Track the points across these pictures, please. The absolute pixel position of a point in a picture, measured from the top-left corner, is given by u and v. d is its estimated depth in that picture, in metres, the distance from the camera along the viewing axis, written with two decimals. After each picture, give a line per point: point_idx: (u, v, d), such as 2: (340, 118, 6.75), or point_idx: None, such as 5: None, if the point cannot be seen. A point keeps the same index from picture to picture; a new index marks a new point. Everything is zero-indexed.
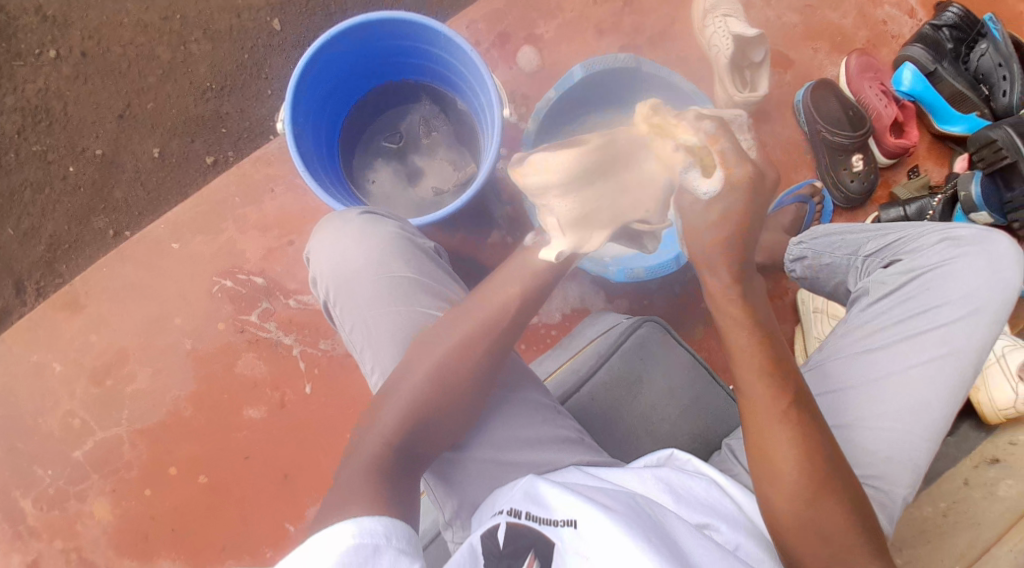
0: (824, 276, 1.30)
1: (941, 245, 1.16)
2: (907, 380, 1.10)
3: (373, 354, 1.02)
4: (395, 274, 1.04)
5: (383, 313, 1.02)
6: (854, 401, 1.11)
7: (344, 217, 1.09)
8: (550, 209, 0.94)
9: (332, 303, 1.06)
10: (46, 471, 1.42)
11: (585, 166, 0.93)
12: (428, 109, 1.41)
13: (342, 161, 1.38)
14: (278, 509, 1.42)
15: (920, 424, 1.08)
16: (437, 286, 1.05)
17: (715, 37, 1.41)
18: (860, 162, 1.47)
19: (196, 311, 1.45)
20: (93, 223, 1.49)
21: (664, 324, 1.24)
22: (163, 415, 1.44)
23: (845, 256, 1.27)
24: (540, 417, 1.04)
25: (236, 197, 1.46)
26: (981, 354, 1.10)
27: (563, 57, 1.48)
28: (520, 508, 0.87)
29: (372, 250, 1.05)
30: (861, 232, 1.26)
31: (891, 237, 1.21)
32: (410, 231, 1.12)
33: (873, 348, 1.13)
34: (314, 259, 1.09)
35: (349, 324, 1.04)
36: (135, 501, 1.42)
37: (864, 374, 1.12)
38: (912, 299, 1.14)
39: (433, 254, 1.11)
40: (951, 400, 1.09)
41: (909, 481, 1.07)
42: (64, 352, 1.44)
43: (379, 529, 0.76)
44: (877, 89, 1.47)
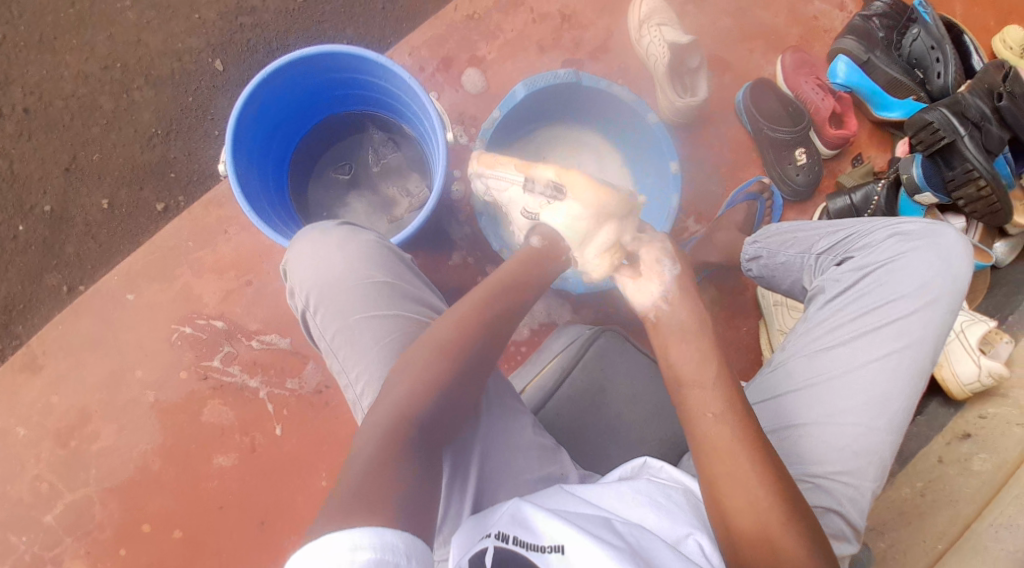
0: (779, 274, 1.32)
1: (892, 239, 1.19)
2: (868, 374, 1.12)
3: (358, 364, 0.99)
4: (376, 286, 1.02)
5: (371, 319, 1.00)
6: (818, 399, 1.13)
7: (323, 228, 1.07)
8: (579, 220, 1.13)
9: (311, 311, 1.03)
10: (18, 538, 1.38)
11: (615, 209, 1.14)
12: (377, 137, 1.42)
13: (293, 196, 1.38)
14: (258, 557, 1.40)
15: (883, 417, 1.10)
16: (419, 294, 1.06)
17: (652, 46, 1.44)
18: (804, 156, 1.50)
19: (157, 361, 1.43)
20: (46, 281, 1.46)
21: (622, 333, 1.25)
22: (132, 471, 1.41)
23: (798, 255, 1.29)
24: (524, 425, 1.08)
25: (190, 242, 1.45)
26: (935, 345, 1.14)
27: (507, 75, 1.50)
28: (508, 533, 0.88)
29: (351, 260, 1.04)
30: (811, 229, 1.28)
31: (842, 234, 1.24)
32: (389, 243, 1.11)
33: (832, 345, 1.15)
34: (291, 269, 1.05)
35: (328, 334, 1.02)
36: (111, 562, 1.38)
37: (826, 372, 1.14)
38: (867, 293, 1.17)
39: (411, 267, 1.10)
40: (910, 391, 1.11)
41: (875, 473, 1.09)
42: (27, 416, 1.41)
43: (400, 546, 0.75)
44: (813, 84, 1.50)
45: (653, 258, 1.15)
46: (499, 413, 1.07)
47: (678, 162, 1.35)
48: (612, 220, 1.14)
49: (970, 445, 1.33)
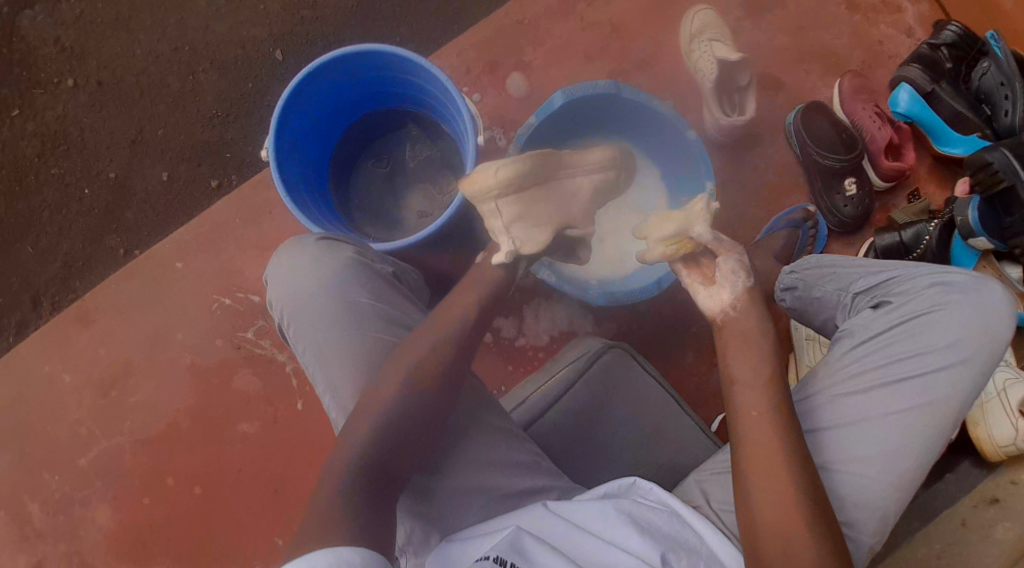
0: (813, 308, 1.28)
1: (933, 287, 1.12)
2: (882, 425, 1.06)
3: (327, 380, 1.03)
4: (347, 304, 1.04)
5: (342, 338, 1.03)
6: (828, 444, 1.08)
7: (301, 243, 1.09)
8: (491, 214, 1.09)
9: (286, 325, 1.06)
10: (53, 476, 1.50)
11: (503, 184, 1.07)
12: (413, 134, 1.47)
13: (333, 184, 1.43)
14: (270, 522, 1.47)
15: (893, 473, 1.05)
16: (394, 313, 1.07)
17: (700, 60, 1.42)
18: (854, 187, 1.43)
19: (196, 327, 1.52)
20: (105, 243, 1.57)
21: (630, 349, 1.23)
22: (163, 426, 1.50)
23: (835, 291, 1.24)
24: (506, 441, 1.08)
25: (237, 219, 1.53)
26: (959, 406, 1.07)
27: (551, 81, 1.51)
28: (506, 559, 0.91)
29: (324, 278, 1.06)
30: (853, 266, 1.23)
31: (884, 276, 1.18)
32: (369, 255, 1.13)
33: (850, 390, 1.10)
34: (270, 282, 1.08)
35: (301, 347, 1.05)
36: (135, 508, 1.49)
37: (841, 417, 1.09)
38: (896, 340, 1.11)
39: (390, 279, 1.12)
40: (926, 449, 1.06)
41: (870, 528, 1.05)
42: (74, 364, 1.52)
43: (356, 560, 0.80)
44: (872, 111, 1.44)
45: (729, 267, 1.07)
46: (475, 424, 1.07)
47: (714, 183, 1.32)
48: (511, 203, 1.08)
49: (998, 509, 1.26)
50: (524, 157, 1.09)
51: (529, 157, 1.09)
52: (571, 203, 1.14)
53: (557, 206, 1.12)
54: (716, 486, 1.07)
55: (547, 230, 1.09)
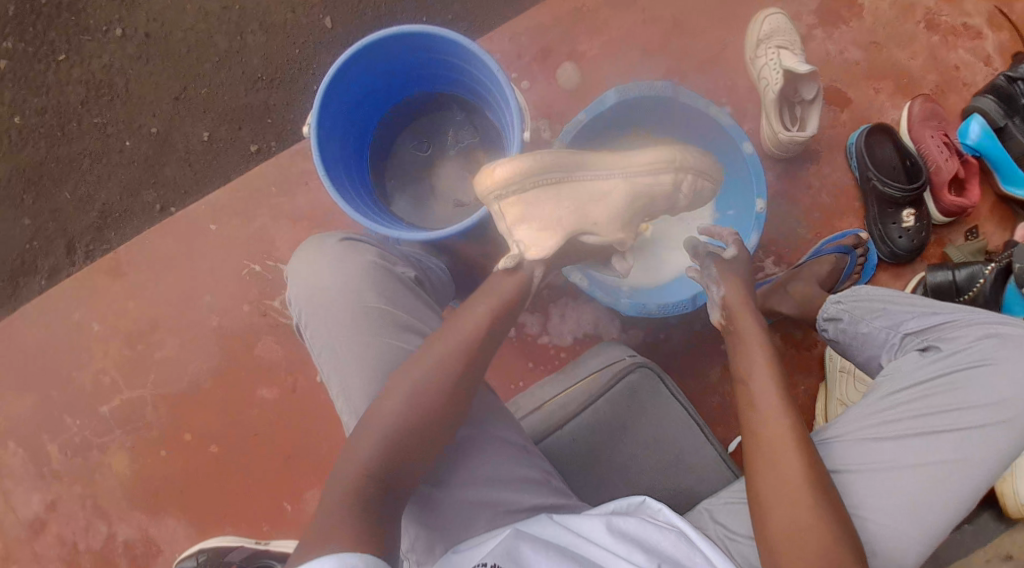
0: (855, 343, 1.22)
1: (987, 339, 1.08)
2: (914, 476, 1.02)
3: (340, 381, 1.05)
4: (365, 305, 1.07)
5: (360, 341, 1.05)
6: (857, 487, 1.04)
7: (324, 243, 1.13)
8: (500, 214, 1.10)
9: (304, 325, 1.09)
10: (74, 421, 1.53)
11: (507, 188, 1.07)
12: (458, 119, 1.43)
13: (371, 163, 1.41)
14: (281, 487, 1.50)
15: (920, 526, 1.01)
16: (411, 319, 1.09)
17: (766, 69, 1.34)
18: (912, 218, 1.37)
19: (223, 289, 1.52)
20: (143, 197, 1.58)
21: (657, 370, 1.20)
22: (184, 384, 1.52)
23: (882, 328, 1.18)
24: (517, 457, 1.08)
25: (273, 187, 1.53)
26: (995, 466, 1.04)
27: (605, 75, 1.45)
28: (501, 567, 0.92)
29: (343, 279, 1.08)
30: (906, 305, 1.17)
31: (938, 319, 1.13)
32: (390, 259, 1.16)
33: (886, 435, 1.06)
34: (292, 279, 1.11)
35: (316, 347, 1.07)
36: (151, 460, 1.52)
37: (875, 462, 1.04)
38: (941, 389, 1.07)
39: (410, 284, 1.15)
40: (957, 506, 1.02)
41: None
42: (102, 314, 1.54)
43: (360, 565, 0.80)
44: (940, 140, 1.37)
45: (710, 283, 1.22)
46: (480, 436, 1.08)
47: (765, 202, 1.28)
48: (514, 205, 1.08)
49: None
50: (527, 157, 1.06)
51: (533, 158, 1.06)
52: (593, 204, 1.10)
53: (574, 208, 1.09)
54: (732, 515, 1.06)
55: (554, 234, 1.08)
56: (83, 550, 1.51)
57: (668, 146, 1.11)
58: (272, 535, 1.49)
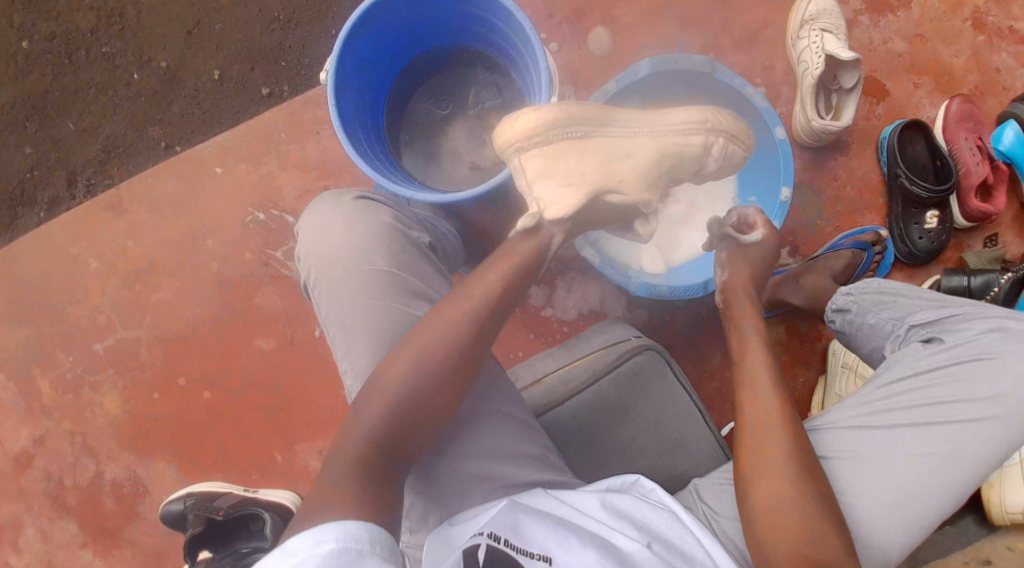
0: (861, 335, 1.21)
1: (991, 334, 1.05)
2: (904, 464, 1.00)
3: (345, 343, 1.03)
4: (374, 268, 1.04)
5: (369, 304, 1.03)
6: (845, 472, 1.02)
7: (337, 199, 1.11)
8: (520, 168, 1.07)
9: (312, 283, 1.07)
10: (66, 357, 1.51)
11: (530, 139, 1.04)
12: (482, 79, 1.39)
13: (388, 115, 1.37)
14: (272, 437, 1.49)
15: (908, 515, 0.99)
16: (421, 285, 1.06)
17: (807, 52, 1.33)
18: (934, 220, 1.36)
19: (227, 235, 1.49)
20: (147, 133, 1.55)
21: (665, 354, 1.19)
22: (181, 327, 1.50)
23: (889, 320, 1.17)
24: (517, 431, 1.07)
25: (284, 133, 1.49)
26: (988, 461, 1.01)
27: (638, 44, 1.41)
28: (500, 535, 0.93)
29: (354, 239, 1.06)
30: (915, 297, 1.16)
31: (944, 312, 1.11)
32: (405, 222, 1.13)
33: (880, 422, 1.04)
34: (303, 236, 1.10)
35: (323, 307, 1.05)
36: (143, 402, 1.51)
37: (866, 448, 1.02)
38: (939, 381, 1.04)
39: (423, 249, 1.12)
40: (947, 498, 0.99)
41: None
42: (101, 251, 1.51)
43: (364, 535, 0.77)
44: (973, 143, 1.36)
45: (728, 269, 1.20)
46: (483, 409, 1.06)
47: (790, 191, 1.27)
48: (537, 158, 1.05)
49: None
50: (553, 106, 1.04)
51: (559, 108, 1.03)
52: (618, 161, 1.07)
53: (598, 165, 1.06)
54: (720, 498, 1.07)
55: (575, 192, 1.05)
56: (70, 485, 1.50)
57: (698, 105, 1.08)
58: (261, 485, 1.48)
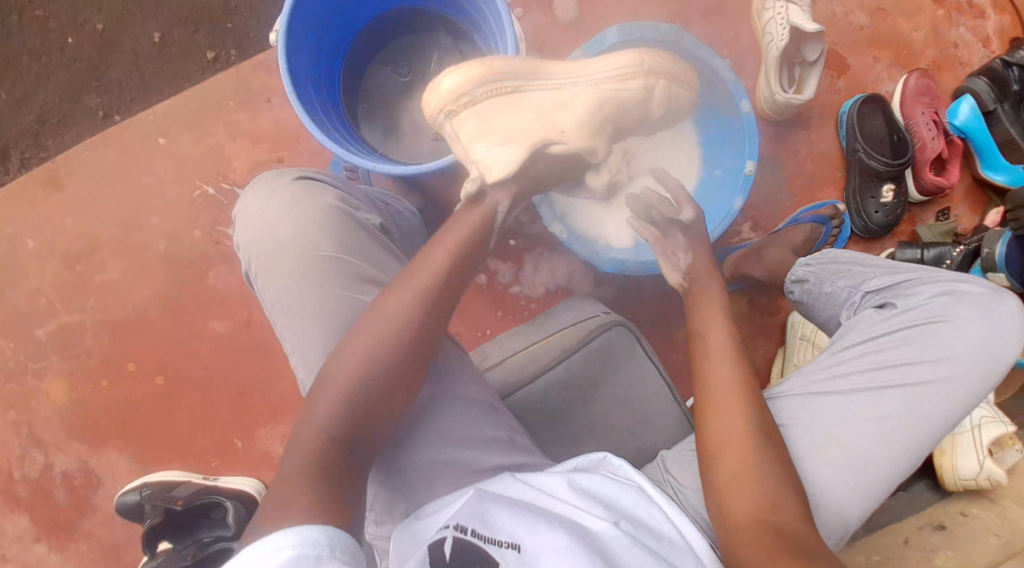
0: (819, 305, 1.18)
1: (943, 297, 1.03)
2: (862, 432, 0.99)
3: (295, 335, 0.99)
4: (320, 254, 1.00)
5: (314, 292, 0.98)
6: (803, 441, 1.00)
7: (276, 182, 1.05)
8: (455, 134, 1.02)
9: (254, 274, 1.02)
10: (7, 343, 1.44)
11: (459, 100, 0.98)
12: (446, 45, 1.31)
13: (343, 81, 1.30)
14: (232, 422, 1.44)
15: (866, 480, 0.98)
16: (370, 271, 1.02)
17: (772, 24, 1.31)
18: (890, 194, 1.38)
19: (174, 211, 1.41)
20: (84, 102, 1.45)
21: (635, 330, 1.17)
22: (129, 310, 1.43)
23: (845, 288, 1.14)
24: (478, 416, 1.04)
25: (232, 102, 1.41)
26: (944, 423, 1.00)
27: (604, 12, 1.38)
28: (466, 525, 0.87)
29: (296, 224, 1.01)
30: (870, 265, 1.14)
31: (899, 276, 1.09)
32: (350, 201, 1.08)
33: (834, 389, 1.02)
34: (241, 223, 1.04)
35: (268, 299, 1.01)
36: (92, 388, 1.44)
37: (824, 416, 1.00)
38: (892, 346, 1.02)
39: (372, 230, 1.07)
40: (903, 461, 0.98)
41: (824, 536, 0.99)
42: (39, 230, 1.42)
43: (322, 540, 0.75)
44: (930, 117, 1.37)
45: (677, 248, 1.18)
46: (442, 396, 1.02)
47: (754, 165, 1.26)
48: (468, 119, 0.99)
49: (942, 534, 1.24)
50: (479, 60, 0.98)
51: (486, 63, 0.98)
52: (557, 113, 1.01)
53: (534, 118, 1.00)
54: (686, 471, 1.05)
55: (514, 151, 0.99)
56: (19, 478, 1.44)
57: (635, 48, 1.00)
58: (221, 471, 1.44)
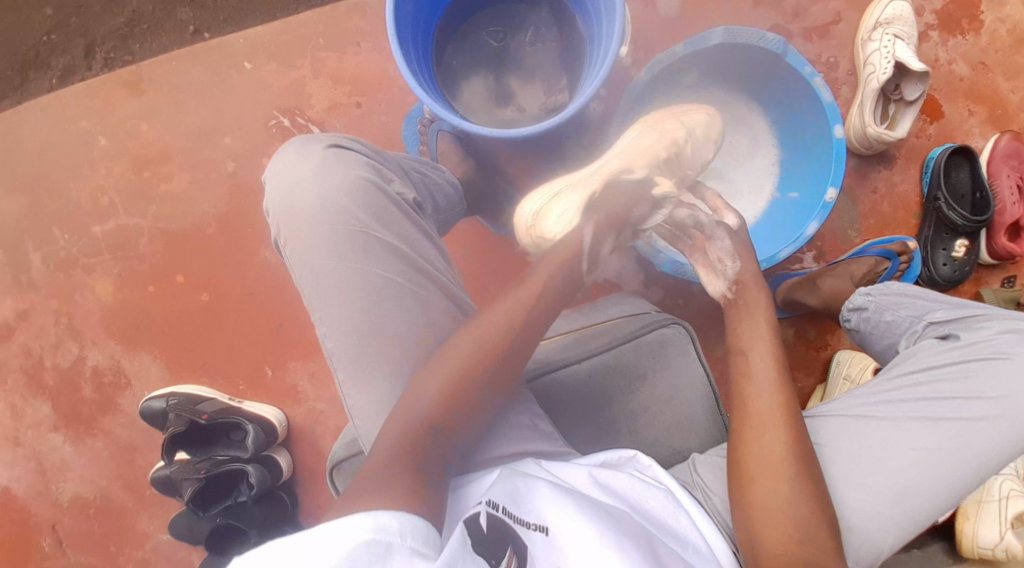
0: (878, 334, 1.16)
1: (1009, 334, 1.01)
2: (905, 458, 0.97)
3: (322, 308, 1.00)
4: (349, 226, 1.00)
5: (340, 267, 0.99)
6: (842, 459, 0.98)
7: (308, 147, 1.05)
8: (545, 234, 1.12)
9: (283, 241, 1.03)
10: (63, 234, 1.47)
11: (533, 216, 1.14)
12: (542, 17, 1.30)
13: (437, 40, 1.28)
14: (265, 352, 1.46)
15: (903, 508, 0.96)
16: (401, 243, 1.02)
17: (875, 56, 1.29)
18: (963, 249, 1.35)
19: (246, 136, 1.42)
20: (177, 14, 1.46)
21: (692, 333, 1.16)
22: (185, 224, 1.45)
23: (907, 318, 1.12)
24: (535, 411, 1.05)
25: (322, 39, 1.40)
26: (993, 462, 0.97)
27: (706, 15, 1.35)
28: (498, 502, 0.86)
29: (326, 193, 1.01)
30: (936, 298, 1.12)
31: (963, 311, 1.07)
32: (380, 169, 1.07)
33: (882, 413, 1.00)
34: (271, 185, 1.04)
35: (297, 268, 1.01)
36: (137, 293, 1.46)
37: (868, 438, 0.99)
38: (949, 378, 1.00)
39: (403, 201, 1.07)
40: (944, 495, 0.96)
41: (853, 561, 0.97)
42: (112, 131, 1.44)
43: (395, 526, 0.75)
44: (1014, 181, 1.34)
45: (720, 254, 1.15)
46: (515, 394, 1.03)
47: (836, 193, 1.22)
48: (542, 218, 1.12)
49: None
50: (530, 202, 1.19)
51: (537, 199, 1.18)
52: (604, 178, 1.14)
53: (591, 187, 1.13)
54: (714, 478, 1.04)
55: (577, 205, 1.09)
56: (48, 365, 1.48)
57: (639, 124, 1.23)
58: (246, 397, 1.46)
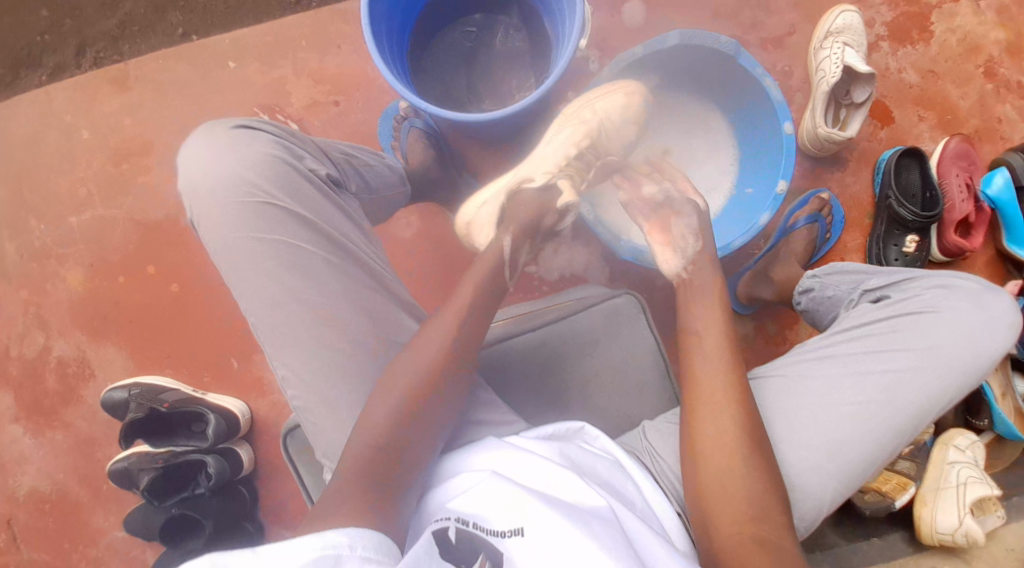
0: (825, 311, 1.20)
1: (937, 291, 1.05)
2: (841, 411, 0.99)
3: (240, 285, 0.99)
4: (259, 201, 0.99)
5: (252, 241, 0.98)
6: (782, 416, 1.00)
7: (212, 130, 1.03)
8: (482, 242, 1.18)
9: (195, 221, 1.01)
10: (39, 224, 1.49)
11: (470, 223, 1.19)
12: (512, 22, 1.38)
13: (416, 39, 1.35)
14: (233, 342, 1.47)
15: (841, 459, 0.98)
16: (318, 220, 1.02)
17: (826, 62, 1.37)
18: (914, 245, 1.41)
19: None
20: (168, 18, 1.54)
21: (643, 304, 1.18)
22: (162, 215, 1.48)
23: (847, 290, 1.16)
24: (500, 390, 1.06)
25: (306, 41, 1.48)
26: (927, 414, 1.00)
27: (670, 24, 1.45)
28: (465, 518, 0.82)
29: (234, 171, 1.00)
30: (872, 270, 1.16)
31: (896, 276, 1.10)
32: (294, 147, 1.06)
33: (820, 371, 1.02)
34: (181, 164, 1.02)
35: (211, 247, 1.00)
36: (108, 283, 1.48)
37: (806, 394, 1.01)
38: (882, 334, 1.03)
39: (321, 180, 1.06)
40: (881, 446, 0.98)
41: (798, 518, 0.98)
42: (96, 124, 1.49)
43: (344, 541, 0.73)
44: (962, 180, 1.41)
45: (684, 230, 1.20)
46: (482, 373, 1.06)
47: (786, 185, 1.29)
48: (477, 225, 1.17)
49: None
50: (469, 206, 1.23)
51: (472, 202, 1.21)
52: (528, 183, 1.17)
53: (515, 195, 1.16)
54: (664, 442, 1.04)
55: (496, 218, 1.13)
56: (14, 355, 1.48)
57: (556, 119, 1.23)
58: (211, 388, 1.45)
